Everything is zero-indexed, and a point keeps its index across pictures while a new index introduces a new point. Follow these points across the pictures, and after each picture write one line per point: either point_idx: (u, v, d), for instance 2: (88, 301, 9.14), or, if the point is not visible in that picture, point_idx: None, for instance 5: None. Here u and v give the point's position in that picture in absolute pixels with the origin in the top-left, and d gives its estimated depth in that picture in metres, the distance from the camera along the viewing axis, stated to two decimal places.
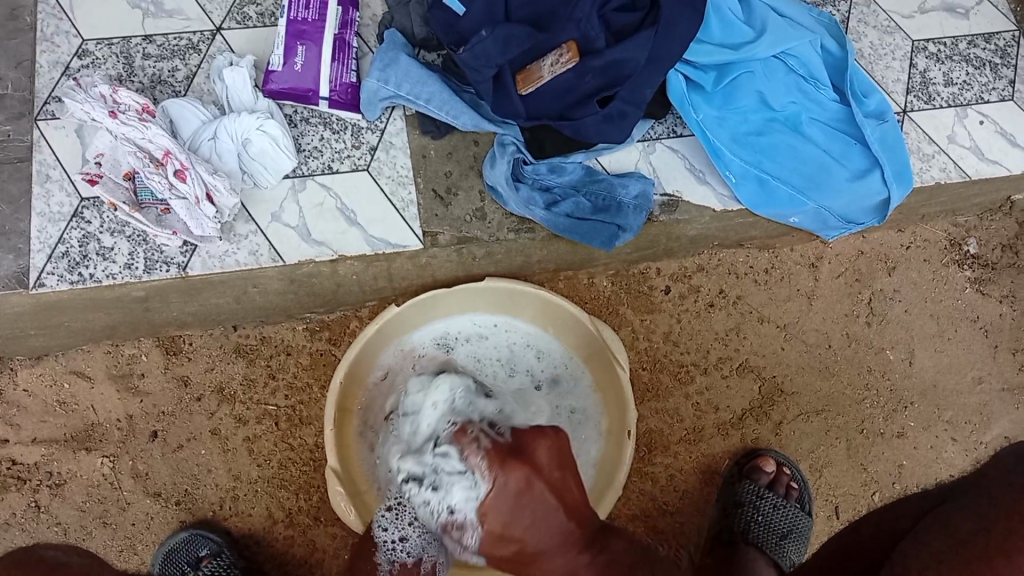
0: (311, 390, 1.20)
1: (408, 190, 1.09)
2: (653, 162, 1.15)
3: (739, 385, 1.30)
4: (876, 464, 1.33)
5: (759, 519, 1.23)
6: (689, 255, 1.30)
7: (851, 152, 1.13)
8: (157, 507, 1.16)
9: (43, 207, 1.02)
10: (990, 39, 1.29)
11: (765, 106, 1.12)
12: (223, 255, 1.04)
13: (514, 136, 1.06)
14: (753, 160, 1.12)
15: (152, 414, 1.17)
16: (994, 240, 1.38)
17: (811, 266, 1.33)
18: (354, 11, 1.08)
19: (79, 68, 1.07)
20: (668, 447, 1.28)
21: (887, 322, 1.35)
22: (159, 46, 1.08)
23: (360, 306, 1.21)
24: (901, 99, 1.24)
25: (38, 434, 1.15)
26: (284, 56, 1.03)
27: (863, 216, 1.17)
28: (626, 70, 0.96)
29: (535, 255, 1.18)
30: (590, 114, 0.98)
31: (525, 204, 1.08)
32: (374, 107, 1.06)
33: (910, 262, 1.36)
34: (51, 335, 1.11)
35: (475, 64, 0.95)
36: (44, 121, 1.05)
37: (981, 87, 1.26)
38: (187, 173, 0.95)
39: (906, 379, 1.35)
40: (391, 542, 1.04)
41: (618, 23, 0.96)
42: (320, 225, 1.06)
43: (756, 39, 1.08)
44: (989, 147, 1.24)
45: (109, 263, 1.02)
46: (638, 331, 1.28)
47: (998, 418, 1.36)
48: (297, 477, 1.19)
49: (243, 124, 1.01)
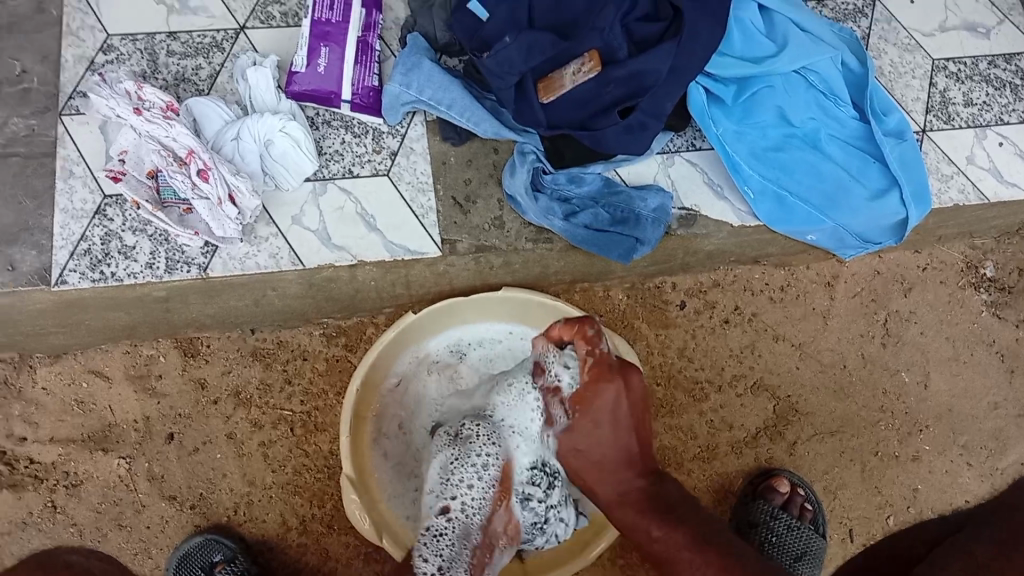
0: (326, 395, 1.20)
1: (428, 197, 1.10)
2: (671, 175, 1.16)
3: (754, 403, 1.30)
4: (890, 487, 1.32)
5: (773, 540, 1.24)
6: (704, 270, 1.30)
7: (869, 170, 1.13)
8: (172, 510, 1.17)
9: (69, 206, 1.04)
10: (1010, 59, 1.29)
11: (784, 121, 1.13)
12: (244, 257, 1.05)
13: (534, 145, 1.07)
14: (772, 175, 1.13)
15: (168, 416, 1.18)
16: (1011, 264, 1.38)
17: (827, 285, 1.33)
18: (377, 14, 1.08)
19: (103, 64, 1.09)
20: (682, 464, 1.27)
21: (903, 343, 1.35)
22: (182, 43, 1.10)
23: (377, 313, 1.22)
24: (920, 118, 1.24)
25: (56, 433, 1.16)
26: (308, 58, 1.04)
27: (880, 235, 1.18)
28: (647, 82, 0.96)
29: (552, 266, 1.19)
30: (611, 125, 0.99)
31: (544, 214, 1.08)
32: (396, 111, 1.07)
33: (926, 284, 1.35)
34: (72, 334, 1.13)
35: (499, 71, 0.96)
36: (69, 117, 1.06)
37: (1000, 108, 1.27)
38: (210, 173, 0.96)
39: (922, 402, 1.34)
40: (431, 575, 0.91)
41: (640, 33, 0.96)
42: (341, 230, 1.07)
43: (777, 54, 1.09)
44: (1008, 170, 1.25)
45: (131, 262, 1.03)
46: (653, 345, 1.28)
47: (1014, 444, 1.35)
48: (311, 483, 1.19)
49: (266, 125, 1.02)
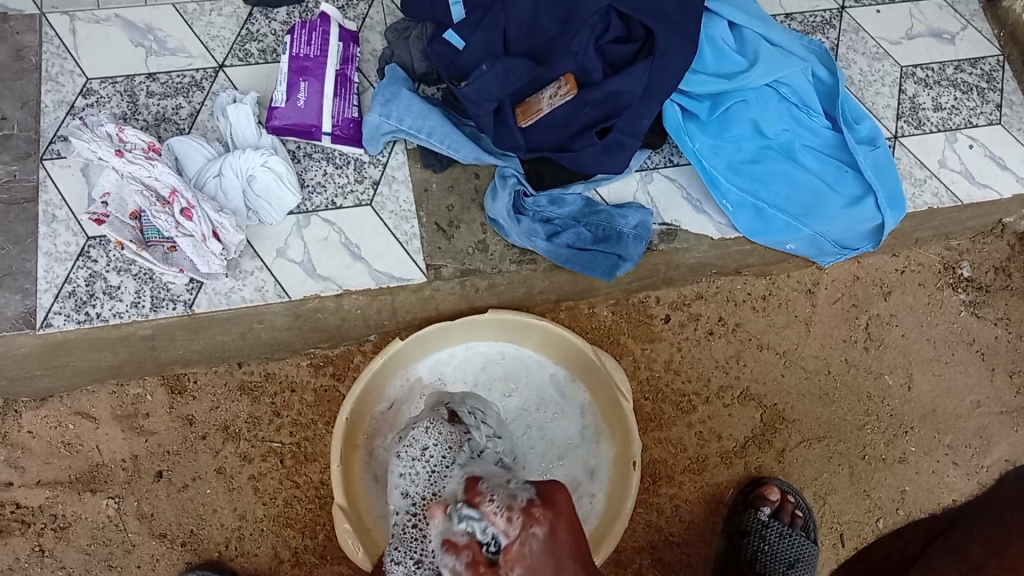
0: (316, 426, 1.20)
1: (411, 225, 1.10)
2: (651, 192, 1.17)
3: (741, 414, 1.31)
4: (878, 490, 1.33)
5: (765, 549, 1.24)
6: (688, 282, 1.31)
7: (844, 178, 1.15)
8: (162, 548, 1.16)
9: (50, 247, 1.03)
10: (976, 64, 1.32)
11: (760, 134, 1.14)
12: (229, 292, 1.05)
13: (514, 168, 1.08)
14: (749, 188, 1.14)
15: (157, 454, 1.17)
16: (987, 263, 1.40)
17: (808, 292, 1.35)
18: (354, 47, 1.11)
19: (83, 107, 1.09)
20: (673, 477, 1.28)
21: (885, 347, 1.36)
22: (162, 84, 1.10)
23: (364, 340, 1.22)
24: (891, 125, 1.26)
25: (43, 476, 1.15)
26: (287, 92, 1.04)
27: (858, 241, 1.19)
28: (623, 102, 0.98)
29: (537, 287, 1.20)
30: (589, 145, 1.00)
31: (526, 236, 1.09)
32: (377, 141, 1.08)
33: (905, 287, 1.37)
34: (57, 376, 1.12)
35: (476, 98, 0.97)
36: (50, 161, 1.06)
37: (969, 112, 1.29)
38: (194, 212, 0.97)
39: (906, 403, 1.36)
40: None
41: (615, 54, 0.98)
42: (325, 260, 1.07)
43: (749, 68, 1.11)
44: (979, 172, 1.27)
45: (116, 302, 1.03)
46: (639, 360, 1.29)
47: (998, 442, 1.37)
48: (303, 515, 1.19)
49: (248, 161, 1.02)
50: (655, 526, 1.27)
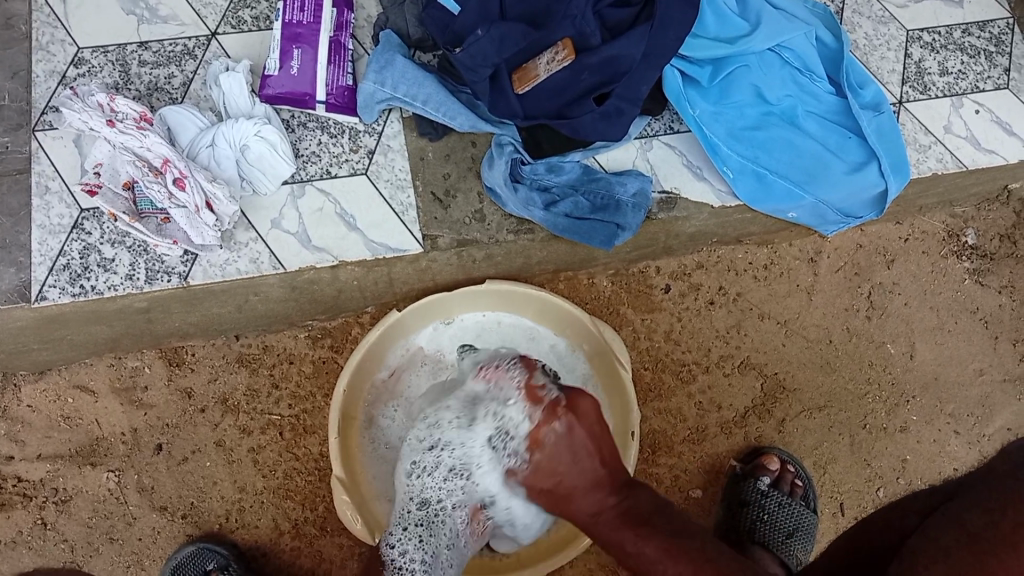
0: (314, 398, 1.19)
1: (407, 194, 1.09)
2: (649, 159, 1.16)
3: (742, 383, 1.30)
4: (879, 459, 1.33)
5: (765, 517, 1.24)
6: (688, 252, 1.30)
7: (847, 144, 1.13)
8: (163, 521, 1.16)
9: (44, 220, 1.03)
10: (984, 27, 1.30)
11: (761, 99, 1.12)
12: (224, 264, 1.04)
13: (511, 137, 1.07)
14: (750, 155, 1.13)
15: (157, 427, 1.17)
16: (992, 230, 1.38)
17: (810, 261, 1.33)
18: (348, 12, 1.07)
19: (75, 77, 1.07)
20: (672, 446, 1.28)
21: (887, 316, 1.35)
22: (154, 53, 1.09)
23: (361, 311, 1.21)
24: (896, 90, 1.24)
25: (43, 450, 1.15)
26: (281, 60, 1.04)
27: (861, 209, 1.17)
28: (623, 66, 0.96)
29: (535, 257, 1.19)
30: (585, 112, 0.99)
31: (523, 205, 1.08)
32: (371, 109, 1.07)
33: (908, 255, 1.36)
34: (55, 349, 1.11)
35: (471, 64, 0.95)
36: (42, 133, 1.05)
37: (976, 75, 1.27)
38: (186, 181, 0.96)
39: (908, 372, 1.35)
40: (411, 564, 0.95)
41: (613, 18, 0.97)
42: (320, 231, 1.06)
43: (751, 32, 1.09)
44: (985, 137, 1.25)
45: (110, 274, 1.02)
46: (639, 330, 1.28)
47: (1000, 410, 1.36)
48: (302, 487, 1.18)
49: (241, 130, 1.01)
50: None
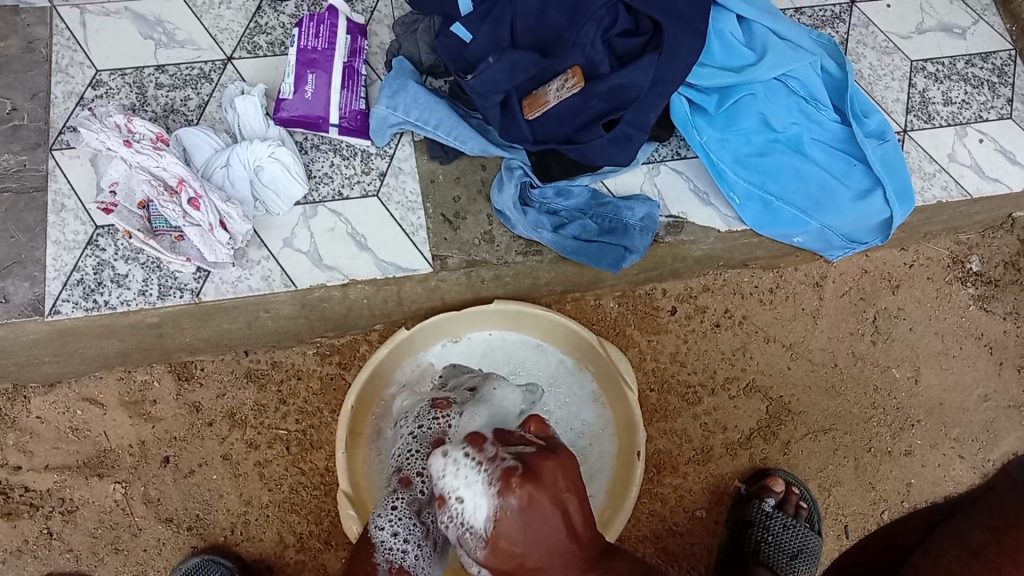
0: (322, 414, 1.21)
1: (418, 215, 1.10)
2: (657, 184, 1.17)
3: (747, 405, 1.31)
4: (884, 483, 1.33)
5: (769, 539, 1.24)
6: (694, 275, 1.31)
7: (853, 172, 1.14)
8: (169, 533, 1.17)
9: (58, 236, 1.04)
10: (987, 58, 1.31)
11: (767, 127, 1.14)
12: (236, 281, 1.05)
13: (521, 160, 1.09)
14: (758, 181, 1.14)
15: (164, 439, 1.18)
16: (996, 258, 1.39)
17: (816, 285, 1.34)
18: (361, 39, 1.10)
19: (92, 98, 1.09)
20: (677, 467, 1.28)
21: (893, 340, 1.36)
22: (171, 76, 1.11)
23: (370, 329, 1.23)
24: (900, 118, 1.26)
25: (51, 460, 1.16)
26: (295, 84, 1.05)
27: (867, 235, 1.19)
28: (631, 94, 0.98)
29: (542, 278, 1.20)
30: (595, 138, 1.01)
31: (533, 228, 1.09)
32: (383, 133, 1.08)
33: (913, 281, 1.37)
34: (65, 362, 1.12)
35: (483, 90, 0.97)
36: (59, 151, 1.07)
37: (979, 106, 1.28)
38: (200, 201, 0.97)
39: (913, 397, 1.36)
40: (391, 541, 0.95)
41: (622, 47, 0.98)
42: (331, 251, 1.07)
43: (757, 62, 1.10)
44: (989, 165, 1.26)
45: (123, 290, 1.03)
46: (645, 351, 1.29)
47: (1005, 435, 1.36)
48: (308, 501, 1.19)
49: (255, 152, 1.02)
50: (659, 516, 1.27)
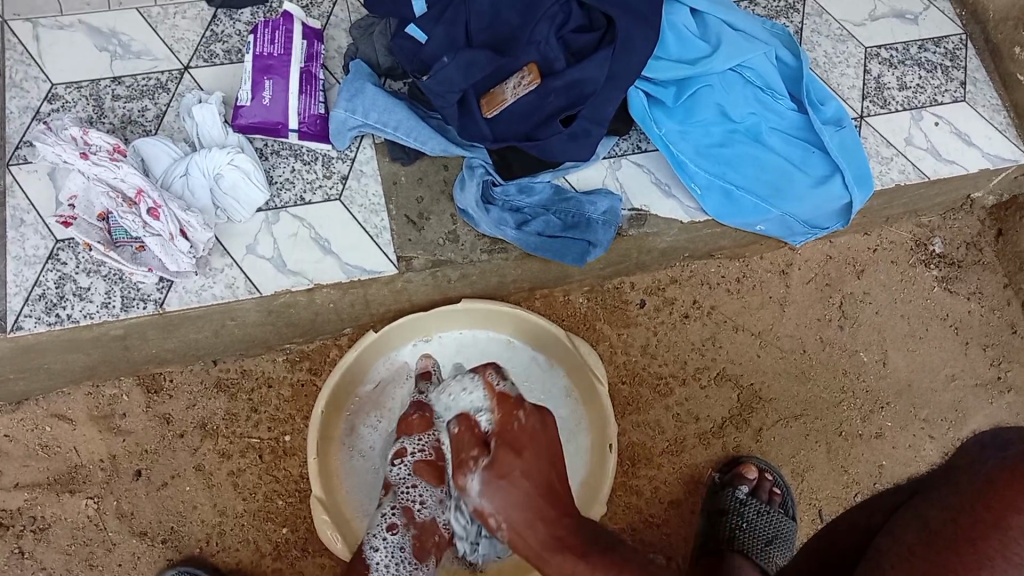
0: (293, 421, 1.20)
1: (381, 217, 1.10)
2: (619, 178, 1.18)
3: (718, 394, 1.32)
4: (855, 466, 1.34)
5: (743, 525, 1.21)
6: (660, 267, 1.32)
7: (812, 158, 1.15)
8: (143, 546, 1.16)
9: (19, 251, 1.03)
10: (940, 43, 1.33)
11: (725, 118, 1.14)
12: (200, 289, 1.05)
13: (482, 158, 1.09)
14: (716, 171, 1.14)
15: (135, 453, 1.17)
16: (958, 239, 1.41)
17: (781, 273, 1.36)
18: (317, 44, 1.11)
19: (49, 112, 1.08)
20: (652, 459, 1.29)
21: (859, 325, 1.37)
22: (127, 87, 1.10)
23: (339, 334, 1.23)
24: (858, 104, 1.27)
25: (21, 479, 1.15)
26: (252, 91, 1.05)
27: (828, 220, 1.20)
28: (587, 89, 0.98)
29: (509, 275, 1.20)
30: (555, 134, 1.01)
31: (496, 225, 1.09)
32: (343, 136, 1.08)
33: (878, 266, 1.38)
34: (31, 378, 1.11)
35: (439, 90, 0.98)
36: (16, 165, 1.06)
37: (933, 90, 1.30)
38: (160, 211, 0.96)
39: (882, 380, 1.37)
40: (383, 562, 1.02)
41: (577, 43, 0.98)
42: (295, 255, 1.07)
43: (712, 53, 1.11)
44: (945, 148, 1.27)
45: (86, 303, 1.03)
46: (615, 345, 1.30)
47: (973, 414, 1.38)
48: (282, 509, 1.19)
49: (214, 159, 1.02)
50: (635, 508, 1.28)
